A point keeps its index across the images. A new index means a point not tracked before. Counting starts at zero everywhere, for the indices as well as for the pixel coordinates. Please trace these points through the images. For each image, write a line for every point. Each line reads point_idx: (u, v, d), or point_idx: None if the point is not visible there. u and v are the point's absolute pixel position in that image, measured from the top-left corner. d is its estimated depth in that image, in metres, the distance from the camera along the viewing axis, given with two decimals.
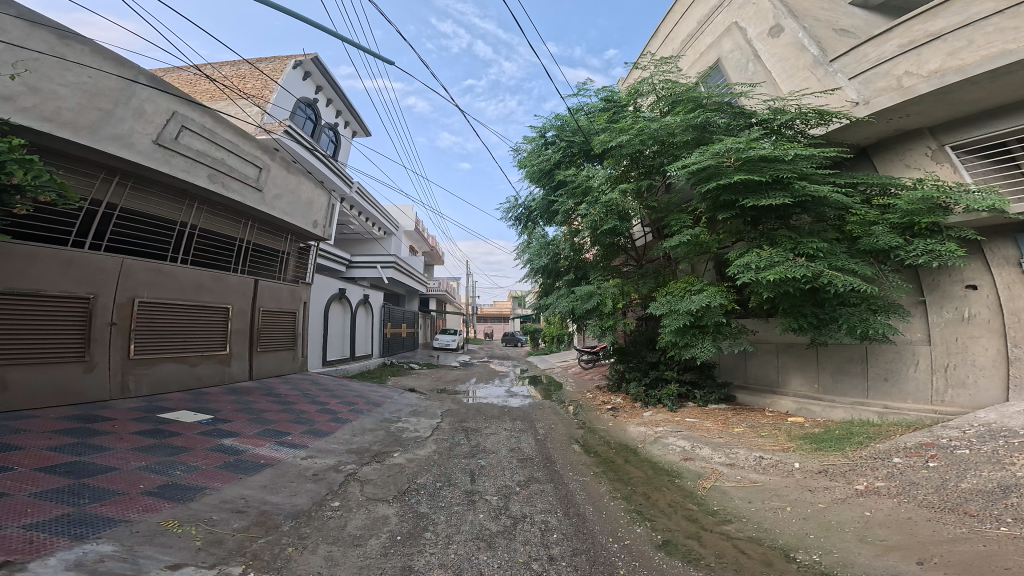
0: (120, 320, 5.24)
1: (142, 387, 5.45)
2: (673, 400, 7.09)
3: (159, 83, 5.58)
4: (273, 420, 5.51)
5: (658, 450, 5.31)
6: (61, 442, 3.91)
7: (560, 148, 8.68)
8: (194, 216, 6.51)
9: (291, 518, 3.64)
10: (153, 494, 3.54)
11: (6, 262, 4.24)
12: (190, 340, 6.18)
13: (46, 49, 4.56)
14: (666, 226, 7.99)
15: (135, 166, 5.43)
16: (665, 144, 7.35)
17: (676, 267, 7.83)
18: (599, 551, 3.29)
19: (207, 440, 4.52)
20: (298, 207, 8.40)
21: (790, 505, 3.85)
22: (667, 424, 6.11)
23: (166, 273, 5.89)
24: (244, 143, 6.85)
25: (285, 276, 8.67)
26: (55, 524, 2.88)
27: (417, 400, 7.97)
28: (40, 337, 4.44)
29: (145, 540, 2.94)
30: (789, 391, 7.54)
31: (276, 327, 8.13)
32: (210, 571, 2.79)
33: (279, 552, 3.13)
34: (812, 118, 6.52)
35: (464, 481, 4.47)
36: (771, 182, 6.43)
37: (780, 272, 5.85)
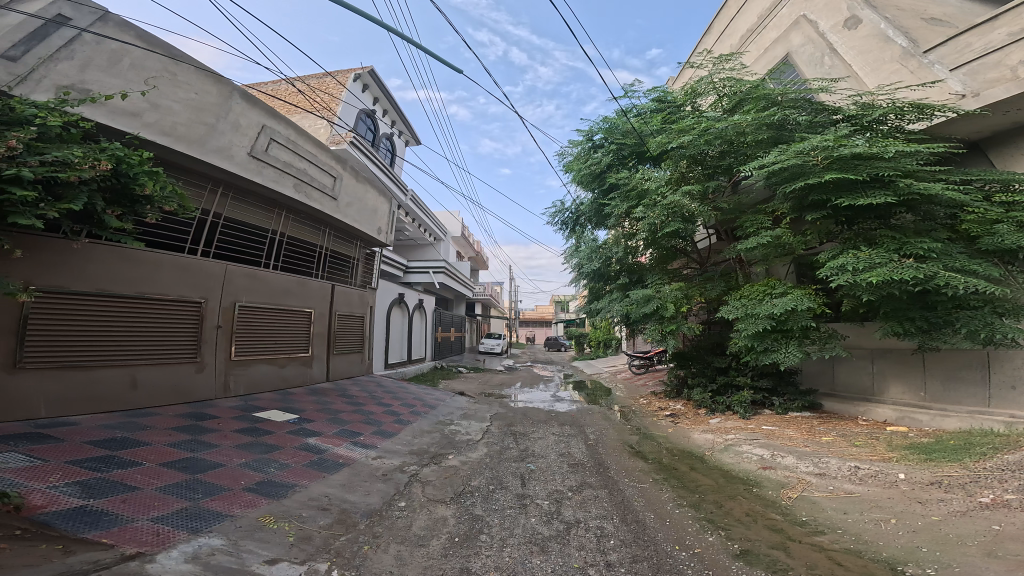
0: (224, 323, 5.82)
1: (239, 386, 6.04)
2: (746, 407, 6.61)
3: (251, 100, 6.11)
4: (347, 420, 5.89)
5: (729, 458, 4.93)
6: (178, 438, 4.43)
7: (611, 152, 8.58)
8: (282, 224, 7.12)
9: (366, 516, 3.84)
10: (253, 490, 3.93)
11: (138, 269, 4.79)
12: (278, 342, 6.77)
13: (162, 70, 5.06)
14: (736, 227, 7.66)
15: (235, 177, 5.95)
16: (735, 143, 7.09)
17: (747, 269, 7.37)
18: (664, 559, 3.12)
19: (293, 438, 4.92)
20: (366, 213, 8.96)
21: (895, 518, 3.39)
22: (740, 432, 5.67)
23: (261, 278, 6.52)
24: (321, 153, 7.42)
25: (354, 280, 9.30)
26: (178, 516, 3.30)
27: (466, 404, 8.05)
28: (162, 339, 5.00)
29: (245, 535, 3.27)
30: (887, 399, 6.73)
31: (349, 333, 8.74)
32: (300, 566, 3.04)
33: (356, 549, 3.32)
34: (908, 111, 6.02)
35: (516, 485, 4.44)
36: (867, 180, 5.97)
37: (884, 275, 5.30)
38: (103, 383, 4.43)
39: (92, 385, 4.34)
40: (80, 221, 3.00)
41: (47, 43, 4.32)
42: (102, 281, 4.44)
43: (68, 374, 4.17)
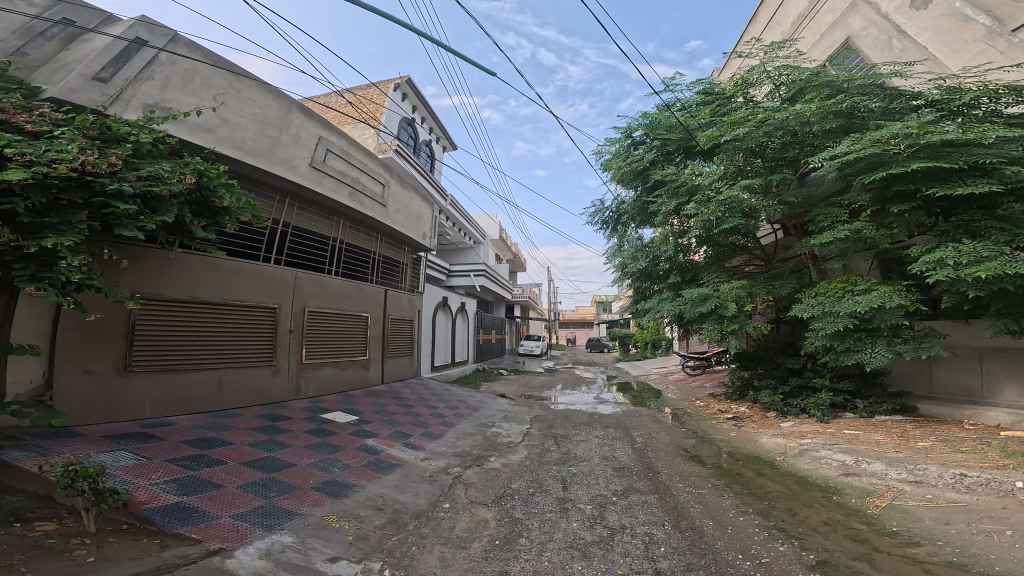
0: (296, 327, 6.18)
1: (309, 387, 6.42)
2: (824, 411, 6.06)
3: (308, 112, 6.08)
4: (399, 422, 6.09)
5: (804, 464, 4.46)
6: (255, 439, 4.79)
7: (655, 147, 8.39)
8: (340, 231, 7.16)
9: (415, 517, 3.96)
10: (319, 489, 4.17)
11: (222, 277, 5.19)
12: (342, 347, 7.08)
13: (227, 86, 5.04)
14: (808, 221, 7.18)
15: (299, 186, 5.94)
16: (799, 134, 6.65)
17: (821, 265, 6.83)
18: (724, 568, 2.91)
19: (354, 439, 5.19)
20: (411, 220, 8.95)
21: (1011, 529, 2.90)
22: (817, 437, 5.15)
23: (325, 283, 6.74)
24: (370, 162, 7.37)
25: (404, 285, 9.41)
26: (255, 514, 3.60)
27: (507, 406, 8.00)
28: (242, 343, 5.41)
29: (311, 533, 3.50)
30: (1000, 402, 5.81)
31: (402, 336, 9.03)
32: (357, 565, 3.22)
33: (404, 550, 3.46)
34: (1005, 93, 5.55)
35: (556, 489, 4.40)
36: (965, 168, 5.45)
37: (993, 269, 4.73)
38: (194, 385, 4.88)
39: (184, 386, 4.80)
40: (173, 233, 3.52)
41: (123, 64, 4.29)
42: (192, 288, 4.86)
43: (165, 377, 4.62)
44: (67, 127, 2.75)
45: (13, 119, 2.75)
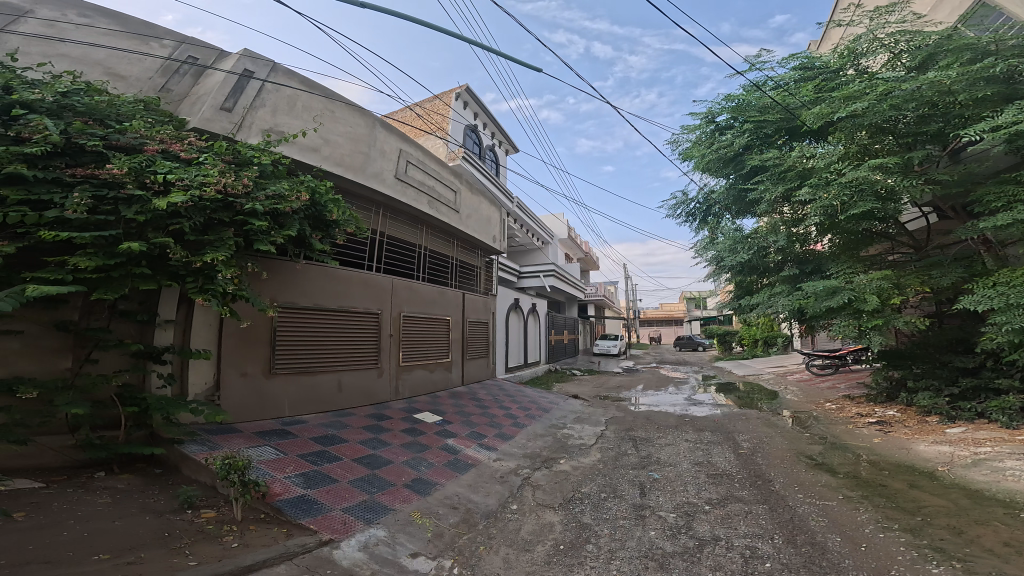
0: (394, 332, 6.70)
1: (406, 390, 6.90)
2: (1010, 415, 5.71)
3: (389, 127, 6.18)
4: (475, 422, 6.28)
5: (978, 475, 4.39)
6: (364, 436, 5.20)
7: (750, 131, 9.01)
8: (422, 239, 7.50)
9: (484, 516, 4.14)
10: (409, 486, 4.42)
11: (338, 286, 5.83)
12: (431, 350, 7.52)
13: (322, 107, 5.19)
14: (970, 203, 6.72)
15: (392, 199, 6.23)
16: (939, 105, 6.38)
17: (998, 252, 6.57)
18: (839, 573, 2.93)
19: (439, 439, 5.44)
20: (480, 224, 9.07)
21: None
22: (996, 445, 5.03)
23: (415, 289, 7.19)
24: (442, 170, 7.49)
25: (478, 287, 9.60)
26: (360, 508, 3.91)
27: (580, 407, 7.93)
28: (353, 347, 6.02)
29: (399, 527, 3.75)
30: None
31: (480, 338, 9.25)
32: (432, 561, 3.42)
33: (473, 549, 3.60)
34: None
35: (632, 494, 4.64)
36: None
37: None
38: (319, 386, 5.55)
39: (313, 387, 5.48)
40: (300, 245, 4.33)
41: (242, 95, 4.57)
42: (317, 297, 5.53)
43: (299, 379, 5.35)
44: (208, 153, 3.59)
45: (172, 148, 3.56)
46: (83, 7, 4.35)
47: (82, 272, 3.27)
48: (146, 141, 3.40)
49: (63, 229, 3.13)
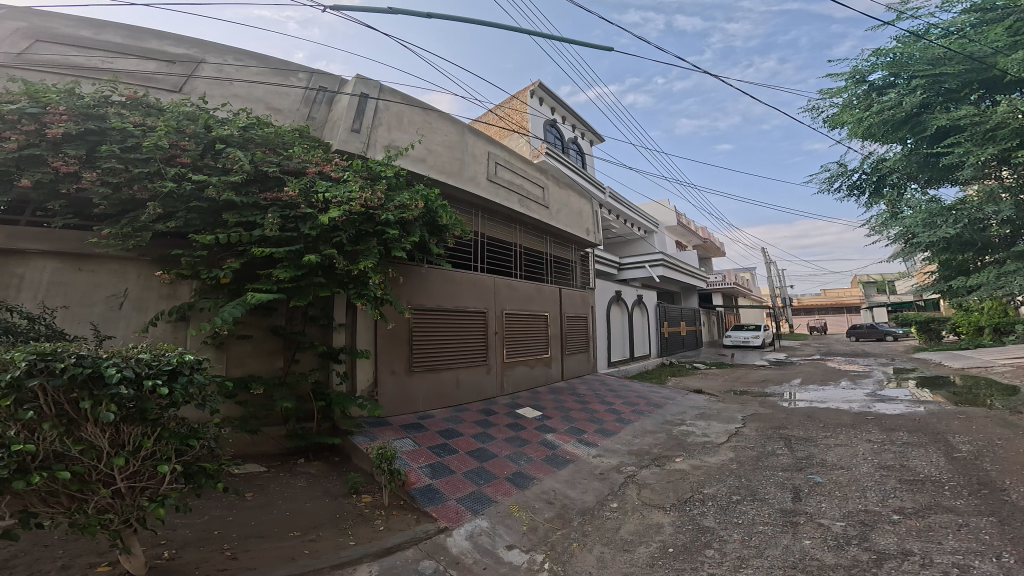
0: (497, 329, 6.49)
1: (511, 386, 6.67)
2: None
3: (478, 133, 6.21)
4: (574, 417, 6.04)
5: None
6: (476, 430, 5.30)
7: (927, 88, 7.89)
8: (516, 236, 7.14)
9: (580, 513, 4.11)
10: (510, 479, 4.49)
11: (448, 285, 5.82)
12: (530, 346, 7.10)
13: (419, 119, 5.44)
14: None
15: (488, 201, 6.14)
16: None
17: None
18: None
19: (538, 433, 5.35)
20: (574, 216, 8.40)
21: None
22: None
23: (513, 286, 6.86)
24: (529, 167, 7.14)
25: (576, 281, 8.84)
26: (469, 499, 4.11)
27: (706, 403, 7.01)
28: (467, 346, 5.99)
29: (499, 518, 3.91)
30: None
31: (581, 330, 8.54)
32: (525, 554, 3.54)
33: (565, 545, 3.63)
34: None
35: (781, 499, 4.17)
36: None
37: None
38: (439, 383, 5.61)
39: (439, 384, 5.60)
40: (421, 250, 4.78)
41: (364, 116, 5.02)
42: (440, 299, 5.63)
43: (432, 376, 5.53)
44: (351, 171, 4.05)
45: (325, 169, 4.13)
46: (238, 51, 5.34)
47: (282, 283, 4.01)
48: (308, 164, 4.05)
49: (266, 246, 3.89)
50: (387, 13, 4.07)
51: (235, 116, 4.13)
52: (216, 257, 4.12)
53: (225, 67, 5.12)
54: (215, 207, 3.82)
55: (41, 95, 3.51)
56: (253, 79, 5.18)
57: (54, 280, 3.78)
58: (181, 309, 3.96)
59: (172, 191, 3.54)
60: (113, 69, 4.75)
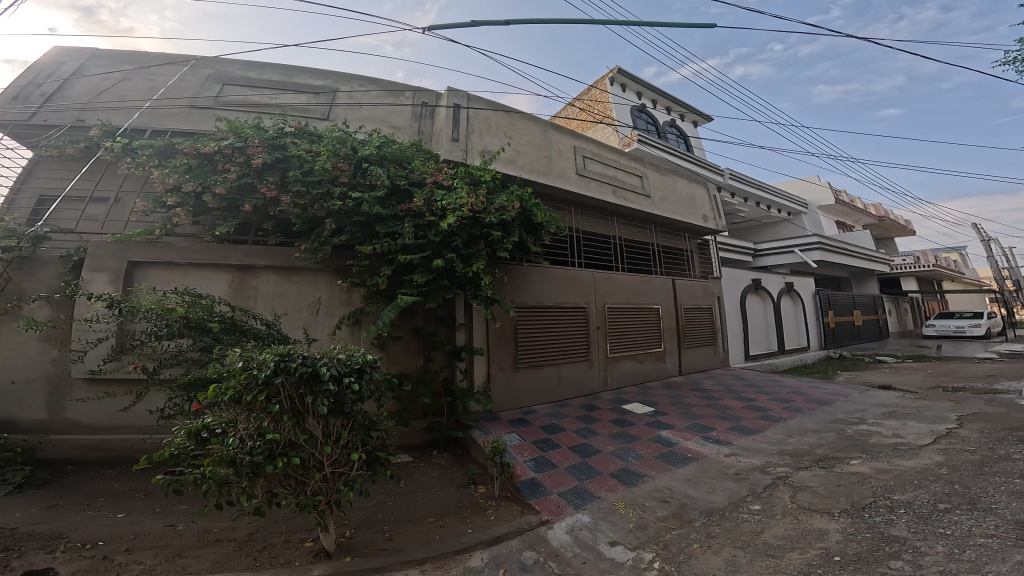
0: (601, 325, 6.17)
1: (615, 381, 6.27)
2: None
3: (561, 128, 6.20)
4: (701, 415, 5.47)
5: None
6: (578, 423, 5.16)
7: None
8: (616, 229, 6.85)
9: (705, 514, 3.62)
10: (616, 476, 4.24)
11: (546, 281, 5.69)
12: (640, 340, 6.63)
13: (503, 121, 5.65)
14: None
15: (579, 196, 6.05)
16: None
17: None
18: None
19: (649, 430, 5.04)
20: (686, 205, 7.72)
21: None
22: None
23: (616, 280, 6.51)
24: (622, 157, 6.84)
25: (695, 271, 8.00)
26: (571, 494, 3.99)
27: (894, 402, 5.59)
28: (569, 342, 5.76)
29: (602, 514, 3.72)
30: None
31: (702, 324, 7.66)
32: (631, 551, 3.28)
33: (683, 546, 3.24)
34: None
35: (1019, 510, 3.01)
36: None
37: None
38: (540, 379, 5.51)
39: (541, 380, 5.50)
40: (520, 250, 5.01)
41: (460, 125, 5.40)
42: (540, 295, 5.54)
43: (535, 372, 5.47)
44: (459, 179, 4.51)
45: (437, 180, 4.54)
46: (362, 80, 6.37)
47: (421, 288, 4.40)
48: (428, 175, 4.49)
49: (408, 253, 4.28)
50: (471, 26, 4.44)
51: (371, 136, 4.73)
52: (376, 266, 4.52)
53: (355, 95, 6.20)
54: (370, 220, 4.37)
55: (241, 131, 4.34)
56: (376, 101, 6.19)
57: (276, 290, 4.53)
58: (356, 313, 4.52)
59: (341, 208, 4.16)
60: (279, 103, 5.98)
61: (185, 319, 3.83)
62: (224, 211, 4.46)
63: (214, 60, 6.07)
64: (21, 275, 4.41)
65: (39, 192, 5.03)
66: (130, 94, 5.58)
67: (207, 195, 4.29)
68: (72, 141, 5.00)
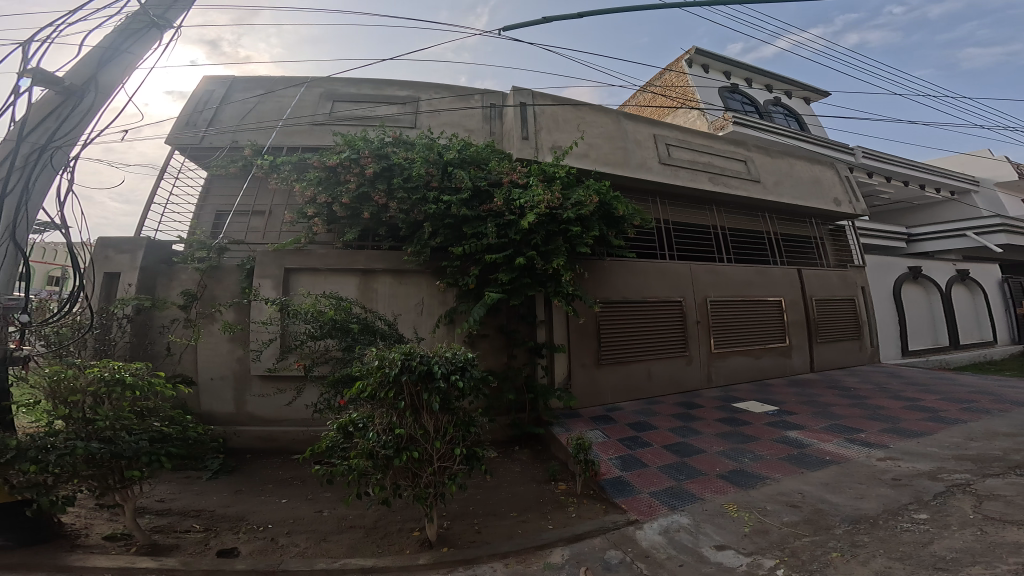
0: (703, 319, 6.22)
1: (722, 377, 6.25)
2: None
3: (635, 117, 6.32)
4: (843, 416, 4.89)
5: None
6: (675, 424, 4.95)
7: None
8: (717, 217, 6.89)
9: (848, 521, 3.07)
10: (726, 477, 3.86)
11: (634, 275, 5.83)
12: (755, 334, 6.58)
13: (571, 113, 5.82)
14: None
15: (663, 184, 6.12)
16: None
17: None
18: None
19: (771, 430, 4.63)
20: (806, 187, 7.45)
21: None
22: None
23: (721, 271, 6.54)
24: (716, 143, 6.88)
25: (829, 262, 7.80)
26: (666, 494, 3.70)
27: None
28: (661, 336, 5.87)
29: (706, 517, 3.34)
30: None
31: (840, 318, 7.37)
32: (745, 557, 2.87)
33: (820, 555, 2.77)
34: None
35: None
36: None
37: None
38: (630, 375, 5.63)
39: (628, 375, 5.61)
40: (602, 245, 5.10)
41: (528, 123, 5.61)
42: (627, 290, 5.69)
43: (621, 368, 5.56)
44: (534, 176, 4.62)
45: (513, 179, 4.69)
46: (437, 86, 6.72)
47: (504, 287, 4.55)
48: (503, 176, 4.69)
49: (489, 253, 4.49)
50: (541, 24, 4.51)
51: (452, 141, 4.98)
52: (465, 266, 4.80)
53: (434, 102, 6.57)
54: (457, 223, 4.64)
55: (354, 144, 4.76)
56: (451, 107, 6.56)
57: (392, 292, 5.03)
58: (450, 313, 4.89)
59: (433, 212, 4.50)
60: (378, 115, 6.46)
61: (334, 320, 4.41)
62: (349, 220, 4.87)
63: (323, 77, 6.63)
64: (212, 283, 5.35)
65: (217, 208, 6.07)
66: (269, 115, 6.30)
67: (335, 204, 4.69)
68: (232, 162, 5.83)
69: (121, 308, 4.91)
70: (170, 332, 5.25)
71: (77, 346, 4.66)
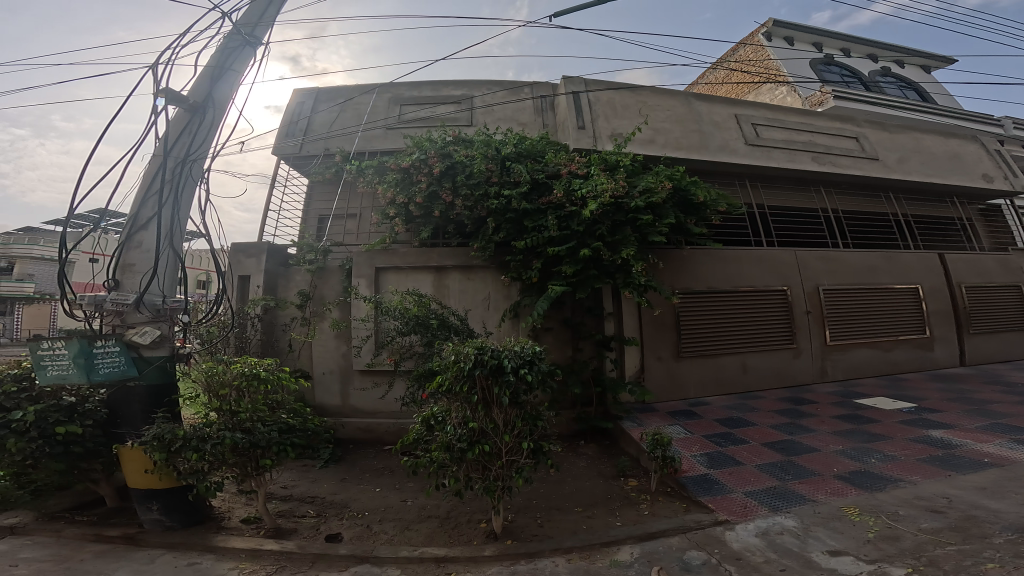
0: (813, 309, 5.64)
1: (839, 372, 5.59)
2: None
3: (708, 98, 6.04)
4: (1008, 414, 4.00)
5: None
6: (778, 421, 4.40)
7: None
8: (827, 200, 6.22)
9: (1013, 531, 2.42)
10: (843, 478, 3.28)
11: (724, 264, 5.49)
12: (885, 326, 5.82)
13: (631, 99, 5.81)
14: None
15: (753, 166, 5.74)
16: None
17: None
18: None
19: (906, 429, 3.83)
20: (943, 163, 6.45)
21: None
22: None
23: (836, 258, 5.86)
24: (817, 120, 6.26)
25: (981, 244, 6.75)
26: (766, 494, 3.23)
27: None
28: (760, 327, 5.44)
29: (817, 519, 2.83)
30: None
31: (1000, 307, 6.33)
32: (866, 565, 2.36)
33: (974, 568, 2.19)
34: None
35: None
36: None
37: None
38: (720, 367, 5.30)
39: (716, 368, 5.28)
40: (677, 233, 4.86)
41: (583, 110, 5.67)
42: (712, 280, 5.40)
43: (705, 360, 5.25)
44: (594, 166, 4.65)
45: (573, 171, 4.76)
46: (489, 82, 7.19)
47: (569, 279, 4.56)
48: (564, 167, 4.78)
49: (554, 245, 4.55)
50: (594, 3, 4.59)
51: (508, 137, 5.24)
52: (527, 260, 4.93)
53: (487, 98, 7.06)
54: (518, 217, 4.84)
55: (423, 144, 5.20)
56: (504, 101, 6.98)
57: (462, 287, 5.36)
58: (514, 307, 5.05)
59: (496, 207, 4.74)
60: (435, 114, 7.11)
61: (417, 316, 4.74)
62: (422, 219, 5.36)
63: (390, 83, 7.37)
64: (319, 282, 6.09)
65: (319, 213, 6.95)
66: (351, 122, 7.16)
67: (411, 203, 5.18)
68: (326, 168, 6.73)
69: (253, 308, 5.85)
70: (291, 329, 6.05)
71: (224, 343, 5.55)
